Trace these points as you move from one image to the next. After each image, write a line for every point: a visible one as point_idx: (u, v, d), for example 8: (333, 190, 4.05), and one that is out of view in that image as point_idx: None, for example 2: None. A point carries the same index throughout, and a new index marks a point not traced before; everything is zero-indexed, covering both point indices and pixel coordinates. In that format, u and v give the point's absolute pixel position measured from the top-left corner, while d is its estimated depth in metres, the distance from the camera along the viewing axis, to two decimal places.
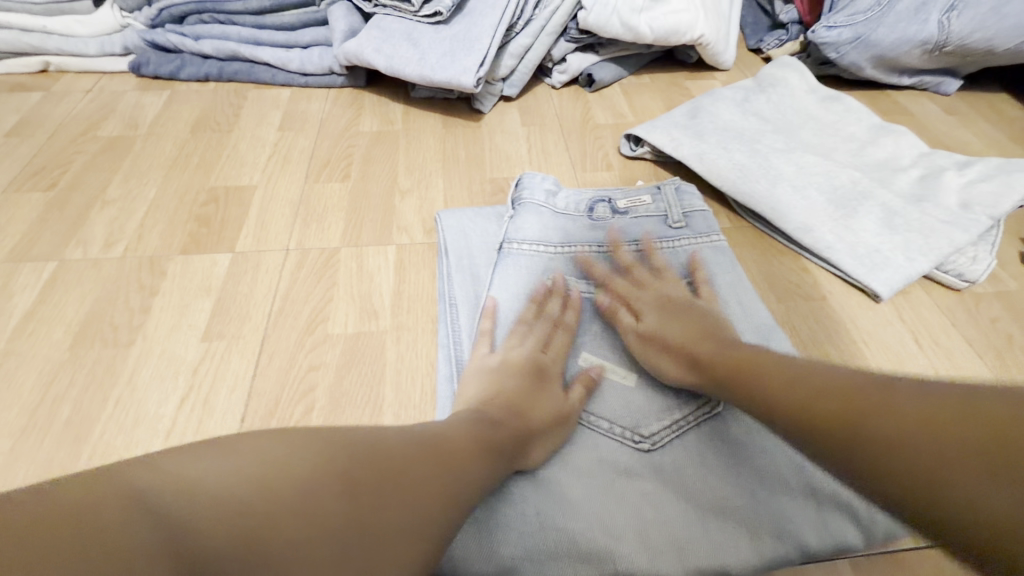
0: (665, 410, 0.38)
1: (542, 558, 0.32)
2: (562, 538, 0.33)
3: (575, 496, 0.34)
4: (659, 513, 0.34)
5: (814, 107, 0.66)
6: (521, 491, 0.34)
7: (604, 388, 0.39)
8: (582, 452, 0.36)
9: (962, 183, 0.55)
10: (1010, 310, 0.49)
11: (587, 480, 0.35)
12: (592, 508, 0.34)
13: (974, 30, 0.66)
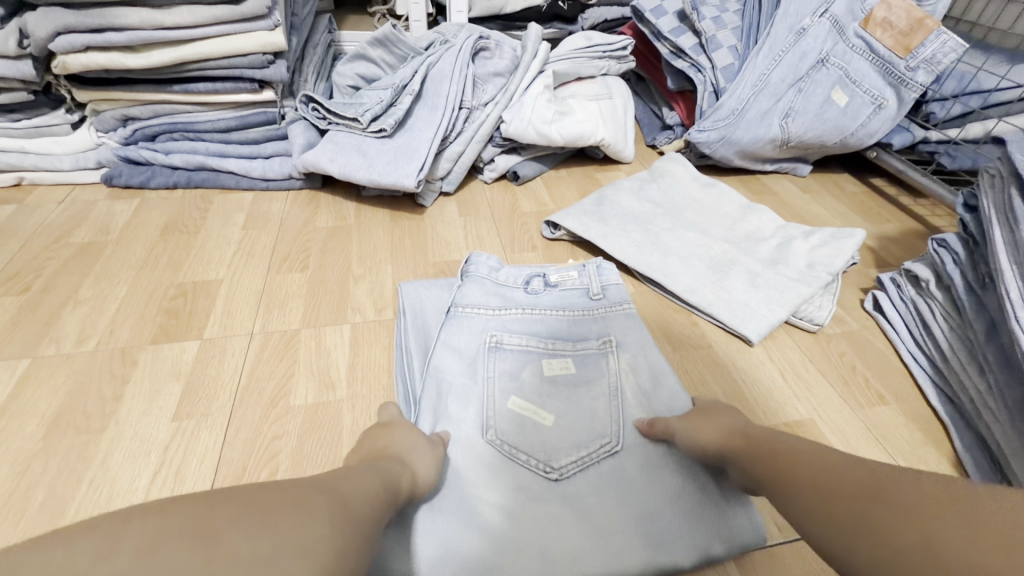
0: (576, 445, 0.46)
1: (458, 562, 0.39)
2: (478, 549, 0.40)
3: (489, 515, 0.42)
4: (558, 529, 0.41)
5: (696, 192, 0.81)
6: (442, 511, 0.42)
7: (525, 428, 0.47)
8: (500, 478, 0.44)
9: (808, 248, 0.69)
10: (852, 346, 0.62)
11: (502, 504, 0.43)
12: (503, 526, 0.41)
13: (807, 130, 0.85)
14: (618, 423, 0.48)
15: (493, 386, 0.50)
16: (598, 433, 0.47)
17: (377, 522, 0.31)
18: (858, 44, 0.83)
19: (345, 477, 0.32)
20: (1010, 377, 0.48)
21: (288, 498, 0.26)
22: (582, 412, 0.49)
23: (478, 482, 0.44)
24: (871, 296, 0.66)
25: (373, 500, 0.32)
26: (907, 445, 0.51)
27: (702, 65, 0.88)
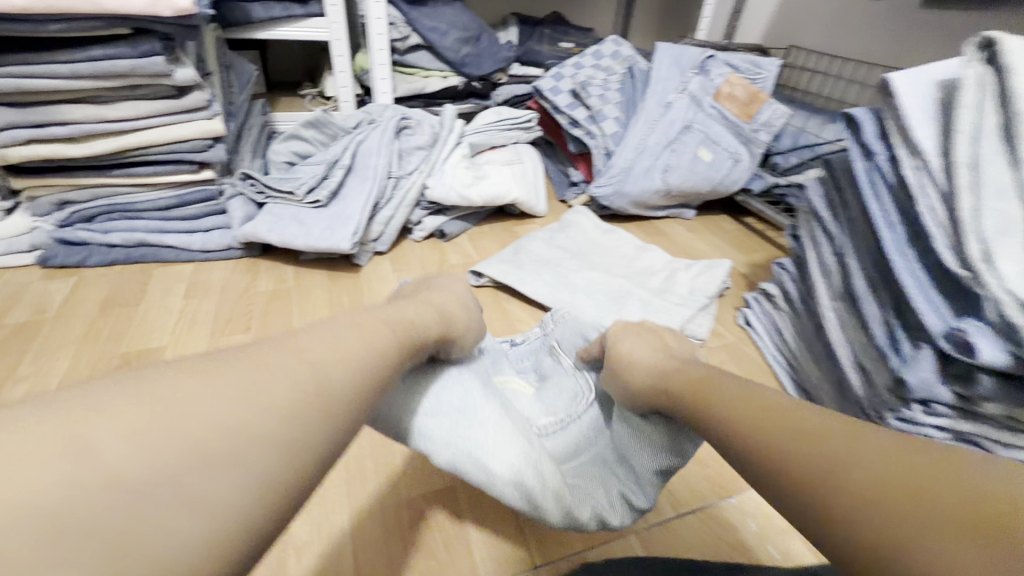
0: (550, 410, 0.54)
1: (456, 446, 0.43)
2: (472, 443, 0.43)
3: (486, 418, 0.44)
4: (545, 460, 0.44)
5: (599, 237, 0.95)
6: (448, 400, 0.45)
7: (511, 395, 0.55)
8: (496, 402, 0.47)
9: (688, 277, 0.84)
10: (729, 355, 0.75)
11: (500, 422, 0.45)
12: (496, 436, 0.44)
13: (683, 182, 1.02)
14: (588, 388, 0.56)
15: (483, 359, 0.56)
16: (577, 399, 0.55)
17: (333, 430, 0.30)
18: (713, 113, 1.02)
19: (317, 363, 0.31)
20: (829, 364, 0.61)
21: (202, 418, 0.25)
22: (559, 392, 0.56)
23: (471, 395, 0.46)
24: (742, 313, 0.81)
25: (342, 394, 0.31)
26: None
27: (594, 133, 1.05)
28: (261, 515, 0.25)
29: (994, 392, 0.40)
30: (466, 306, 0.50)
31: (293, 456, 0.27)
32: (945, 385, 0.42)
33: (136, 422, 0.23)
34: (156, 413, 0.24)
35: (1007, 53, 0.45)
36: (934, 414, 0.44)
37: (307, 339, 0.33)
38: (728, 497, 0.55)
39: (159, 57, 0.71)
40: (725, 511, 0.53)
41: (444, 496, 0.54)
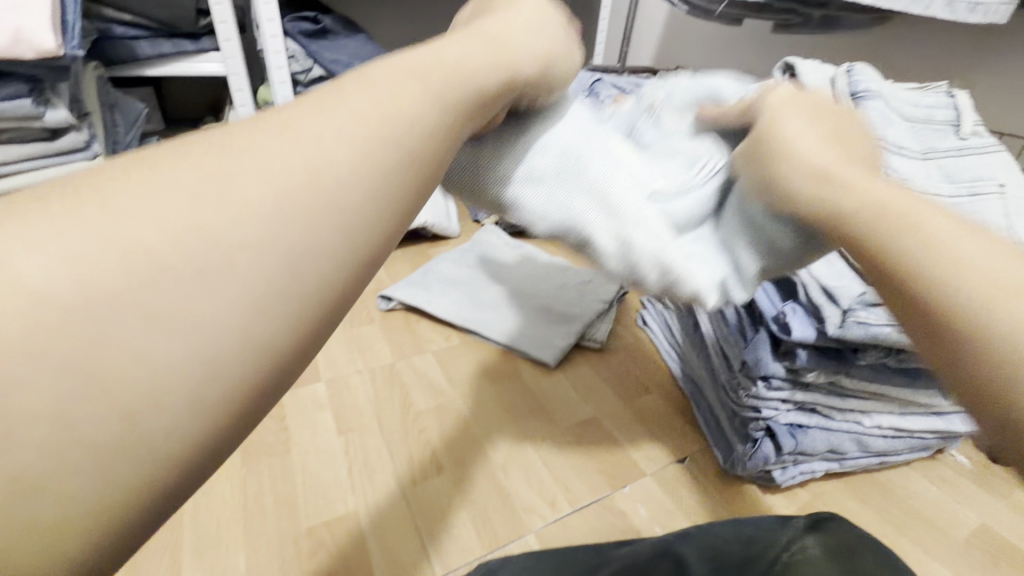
0: (666, 174, 0.41)
1: (549, 208, 0.37)
2: (568, 214, 0.37)
3: (590, 176, 0.37)
4: (655, 227, 0.38)
5: (508, 253, 0.99)
6: (539, 156, 0.37)
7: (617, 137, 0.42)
8: (596, 167, 0.38)
9: (588, 284, 0.89)
10: (628, 355, 0.79)
11: (602, 189, 0.37)
12: (598, 207, 0.37)
13: None
14: (717, 155, 0.42)
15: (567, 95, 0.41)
16: (695, 161, 0.42)
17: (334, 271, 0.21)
18: None
19: (315, 151, 0.21)
20: (701, 350, 0.67)
21: (128, 241, 0.17)
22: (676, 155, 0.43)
23: (569, 157, 0.37)
24: (639, 314, 0.86)
25: (348, 209, 0.21)
26: (664, 421, 0.68)
27: None
28: (226, 393, 0.18)
29: (812, 362, 0.46)
30: (553, 32, 0.34)
31: (265, 322, 0.19)
32: (778, 361, 0.48)
33: (36, 243, 0.16)
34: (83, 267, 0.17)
35: (804, 75, 0.53)
36: (774, 387, 0.49)
37: (293, 113, 0.23)
38: (620, 487, 0.58)
39: (25, 99, 0.68)
40: (618, 501, 0.57)
41: (346, 522, 0.53)
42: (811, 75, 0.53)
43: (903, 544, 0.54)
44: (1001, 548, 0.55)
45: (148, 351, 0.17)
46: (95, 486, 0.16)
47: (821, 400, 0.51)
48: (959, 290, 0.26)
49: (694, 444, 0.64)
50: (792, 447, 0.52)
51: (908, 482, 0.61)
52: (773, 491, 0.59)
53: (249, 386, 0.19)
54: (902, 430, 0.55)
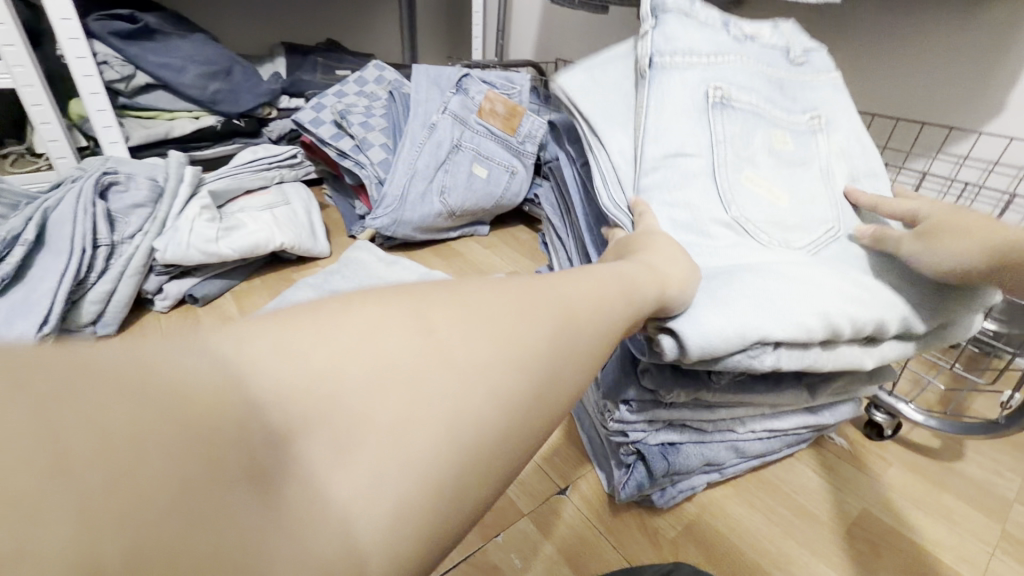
0: (795, 241, 0.44)
1: (724, 339, 0.35)
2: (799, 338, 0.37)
3: (748, 312, 0.36)
4: (811, 332, 0.37)
5: (381, 269, 0.91)
6: (703, 317, 0.35)
7: (757, 201, 0.45)
8: (747, 302, 0.37)
9: None
10: None
11: (768, 309, 0.37)
12: (767, 331, 0.36)
13: (464, 200, 1.01)
14: (839, 223, 0.47)
15: (713, 182, 0.45)
16: (824, 221, 0.47)
17: (483, 491, 0.22)
18: (480, 130, 1.02)
19: (557, 323, 0.26)
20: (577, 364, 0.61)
21: (400, 387, 0.20)
22: (814, 195, 0.48)
23: (736, 312, 0.36)
24: None
25: (588, 349, 0.27)
26: (547, 446, 0.61)
27: (362, 162, 1.00)
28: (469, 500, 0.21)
29: (668, 382, 0.41)
30: (672, 253, 0.37)
31: (460, 470, 0.20)
32: (635, 382, 0.43)
33: (287, 359, 0.18)
34: (352, 389, 0.19)
35: (673, 54, 0.48)
36: (636, 411, 0.45)
37: (481, 292, 0.25)
38: (494, 536, 0.51)
39: None
40: (489, 554, 0.49)
41: None
42: (681, 53, 0.49)
43: (789, 549, 0.51)
44: (879, 535, 0.53)
45: (384, 474, 0.18)
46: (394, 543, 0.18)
47: (689, 416, 0.46)
48: None
49: (577, 469, 0.59)
50: (665, 469, 0.47)
51: (791, 476, 0.59)
52: (658, 511, 0.54)
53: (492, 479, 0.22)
54: (776, 431, 0.53)
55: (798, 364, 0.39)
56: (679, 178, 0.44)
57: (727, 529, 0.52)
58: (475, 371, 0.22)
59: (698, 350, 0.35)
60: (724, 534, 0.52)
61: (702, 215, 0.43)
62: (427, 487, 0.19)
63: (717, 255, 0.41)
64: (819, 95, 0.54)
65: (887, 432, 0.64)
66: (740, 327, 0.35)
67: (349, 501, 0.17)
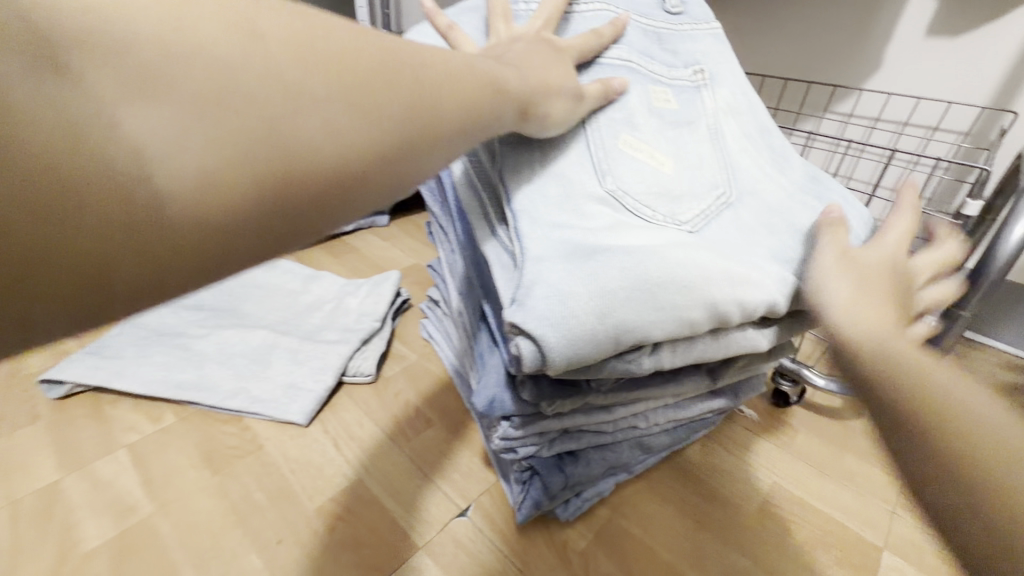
0: (678, 205, 0.40)
1: (589, 333, 0.30)
2: (672, 325, 0.33)
3: (613, 284, 0.31)
4: (688, 312, 0.33)
5: (258, 277, 0.80)
6: (567, 300, 0.30)
7: (637, 168, 0.41)
8: (614, 276, 0.31)
9: (356, 302, 0.74)
10: (410, 380, 0.65)
11: (635, 283, 0.32)
12: (636, 312, 0.31)
13: None
14: (726, 185, 0.43)
15: (588, 149, 0.40)
16: (711, 187, 0.42)
17: (325, 200, 0.21)
18: None
19: (428, 75, 0.25)
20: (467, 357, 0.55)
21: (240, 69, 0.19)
22: (695, 157, 0.44)
23: (601, 289, 0.31)
24: (423, 326, 0.72)
25: (460, 109, 0.27)
26: (447, 462, 0.55)
27: None
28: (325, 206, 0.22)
29: (548, 393, 0.36)
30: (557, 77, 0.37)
31: (309, 177, 0.21)
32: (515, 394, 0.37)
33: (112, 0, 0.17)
34: (187, 53, 0.18)
35: (579, 1, 0.47)
36: (520, 424, 0.39)
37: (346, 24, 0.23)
38: None
39: None
40: None
41: None
42: (587, 0, 0.47)
43: (704, 542, 0.48)
44: (792, 511, 0.52)
45: (219, 149, 0.18)
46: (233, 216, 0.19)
47: (583, 421, 0.42)
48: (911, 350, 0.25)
49: (480, 484, 0.53)
50: (562, 484, 0.43)
51: (703, 459, 0.57)
52: (567, 522, 0.49)
53: (348, 200, 0.22)
54: (679, 419, 0.50)
55: (685, 362, 0.36)
56: (552, 155, 0.39)
57: (639, 529, 0.49)
58: (316, 82, 0.21)
59: (562, 359, 0.30)
60: (635, 536, 0.48)
61: (581, 195, 0.37)
62: (270, 173, 0.19)
63: (599, 233, 0.35)
64: (696, 47, 0.50)
65: (793, 399, 0.63)
66: (611, 326, 0.31)
67: (136, 136, 0.17)
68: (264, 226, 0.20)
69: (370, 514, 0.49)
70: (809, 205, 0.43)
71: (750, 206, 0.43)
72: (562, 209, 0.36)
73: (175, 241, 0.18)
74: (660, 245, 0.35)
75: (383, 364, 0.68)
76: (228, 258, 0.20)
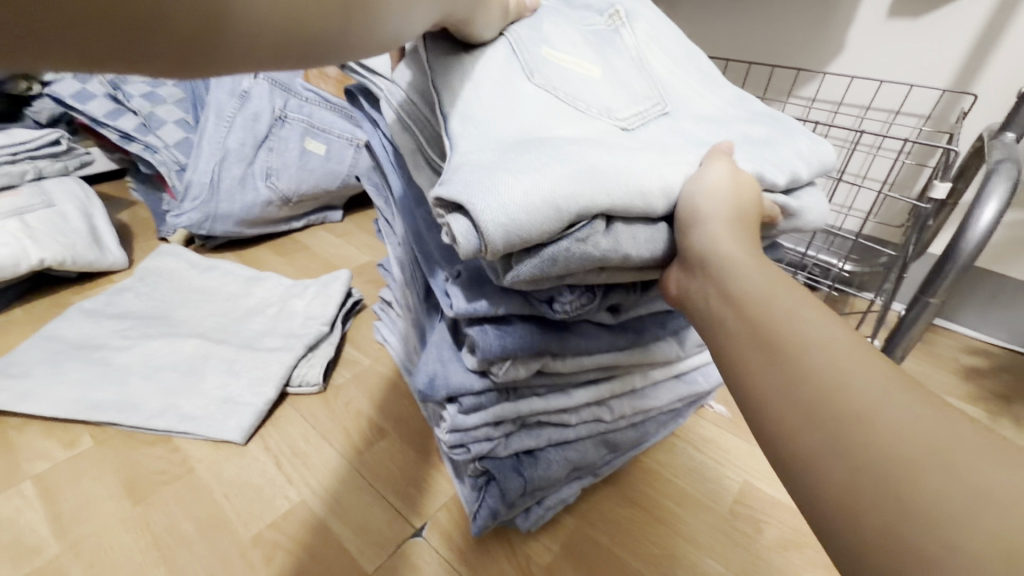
0: (616, 108, 0.37)
1: (533, 202, 0.26)
2: (624, 206, 0.29)
3: (554, 164, 0.28)
4: (635, 196, 0.30)
5: (194, 280, 0.73)
6: (508, 176, 0.27)
7: (567, 73, 0.37)
8: (553, 158, 0.28)
9: (303, 304, 0.68)
10: (362, 387, 0.61)
11: (581, 163, 0.29)
12: (584, 186, 0.28)
13: (299, 183, 0.84)
14: (661, 102, 0.40)
15: (518, 50, 0.37)
16: (644, 100, 0.39)
17: (355, 30, 0.23)
18: (311, 97, 0.85)
19: None
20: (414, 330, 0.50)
21: None
22: (628, 77, 0.41)
23: (541, 167, 0.28)
24: (376, 328, 0.67)
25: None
26: (401, 476, 0.51)
27: (153, 145, 0.81)
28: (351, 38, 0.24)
29: (505, 338, 0.34)
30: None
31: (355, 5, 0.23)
32: (459, 365, 0.36)
33: None
34: None
35: None
36: (471, 409, 0.37)
37: None
38: None
39: None
40: None
41: None
42: None
43: (675, 547, 0.45)
44: (765, 510, 0.49)
45: None
46: (291, 21, 0.21)
47: (542, 408, 0.40)
48: (808, 375, 0.23)
49: (437, 497, 0.49)
50: (521, 487, 0.39)
51: (674, 458, 0.54)
52: (530, 534, 0.46)
53: (365, 42, 0.25)
54: (647, 411, 0.47)
55: (645, 257, 0.32)
56: (475, 61, 0.36)
57: (606, 536, 0.46)
58: None
59: (498, 230, 0.25)
60: (603, 544, 0.45)
61: (517, 98, 0.34)
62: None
63: (540, 133, 0.32)
64: None
65: None
66: (550, 193, 0.27)
67: None
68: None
69: (314, 538, 0.44)
70: (734, 117, 0.42)
71: (686, 114, 0.40)
72: (495, 108, 0.33)
73: (244, 34, 0.19)
74: (593, 138, 0.33)
75: (333, 371, 0.63)
76: (267, 55, 0.21)
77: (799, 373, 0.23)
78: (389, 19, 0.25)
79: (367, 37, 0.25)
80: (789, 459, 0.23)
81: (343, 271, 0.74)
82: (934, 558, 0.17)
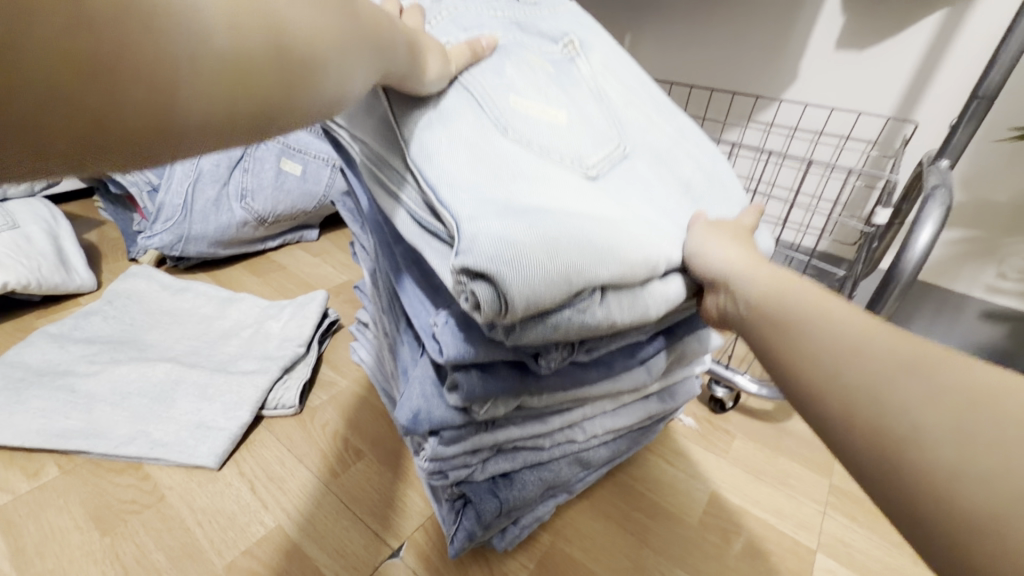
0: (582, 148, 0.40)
1: (536, 271, 0.27)
2: (612, 267, 0.31)
3: (554, 228, 0.29)
4: (625, 260, 0.32)
5: (166, 302, 0.72)
6: (523, 243, 0.27)
7: (534, 119, 0.39)
8: (556, 222, 0.29)
9: (279, 326, 0.68)
10: (338, 409, 0.61)
11: (581, 228, 0.30)
12: (582, 251, 0.29)
13: (275, 204, 0.84)
14: (618, 139, 0.43)
15: (489, 102, 0.38)
16: (603, 139, 0.42)
17: (296, 103, 0.23)
18: None
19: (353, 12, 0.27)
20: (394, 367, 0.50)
21: None
22: (585, 113, 0.43)
23: (540, 233, 0.28)
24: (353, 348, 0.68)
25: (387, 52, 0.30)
26: (378, 498, 0.51)
27: None
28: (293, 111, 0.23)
29: (484, 388, 0.35)
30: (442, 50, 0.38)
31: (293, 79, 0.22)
32: (440, 402, 0.36)
33: None
34: None
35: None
36: (450, 440, 0.38)
37: None
38: None
39: None
40: None
41: None
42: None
43: (647, 559, 0.47)
44: (733, 520, 0.51)
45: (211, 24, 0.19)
46: (226, 104, 0.20)
47: (518, 435, 0.41)
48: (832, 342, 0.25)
49: (415, 518, 0.49)
50: (496, 508, 0.40)
51: (646, 473, 0.56)
52: (507, 552, 0.47)
53: (309, 111, 0.24)
54: (619, 431, 0.49)
55: (629, 316, 0.34)
56: (451, 118, 0.36)
57: (581, 552, 0.47)
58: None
59: (522, 299, 0.27)
60: (578, 559, 0.46)
61: (495, 151, 0.35)
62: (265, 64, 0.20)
63: (516, 186, 0.33)
64: (557, 24, 0.50)
65: (729, 403, 0.65)
66: (563, 266, 0.28)
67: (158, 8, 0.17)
68: (249, 61, 0.20)
69: (289, 565, 0.44)
70: (681, 155, 0.46)
71: (642, 152, 0.44)
72: (465, 163, 0.33)
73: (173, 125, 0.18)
74: (562, 190, 0.34)
75: (309, 393, 0.63)
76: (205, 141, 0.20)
77: (861, 375, 0.23)
78: (332, 78, 0.24)
79: (318, 101, 0.24)
80: (818, 413, 0.24)
81: (318, 291, 0.75)
82: (954, 478, 0.18)
